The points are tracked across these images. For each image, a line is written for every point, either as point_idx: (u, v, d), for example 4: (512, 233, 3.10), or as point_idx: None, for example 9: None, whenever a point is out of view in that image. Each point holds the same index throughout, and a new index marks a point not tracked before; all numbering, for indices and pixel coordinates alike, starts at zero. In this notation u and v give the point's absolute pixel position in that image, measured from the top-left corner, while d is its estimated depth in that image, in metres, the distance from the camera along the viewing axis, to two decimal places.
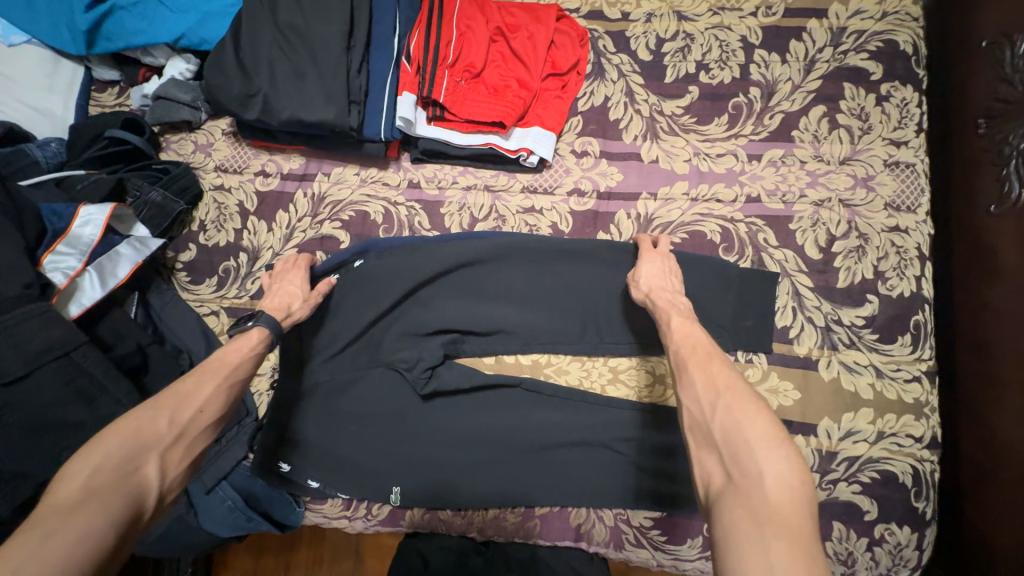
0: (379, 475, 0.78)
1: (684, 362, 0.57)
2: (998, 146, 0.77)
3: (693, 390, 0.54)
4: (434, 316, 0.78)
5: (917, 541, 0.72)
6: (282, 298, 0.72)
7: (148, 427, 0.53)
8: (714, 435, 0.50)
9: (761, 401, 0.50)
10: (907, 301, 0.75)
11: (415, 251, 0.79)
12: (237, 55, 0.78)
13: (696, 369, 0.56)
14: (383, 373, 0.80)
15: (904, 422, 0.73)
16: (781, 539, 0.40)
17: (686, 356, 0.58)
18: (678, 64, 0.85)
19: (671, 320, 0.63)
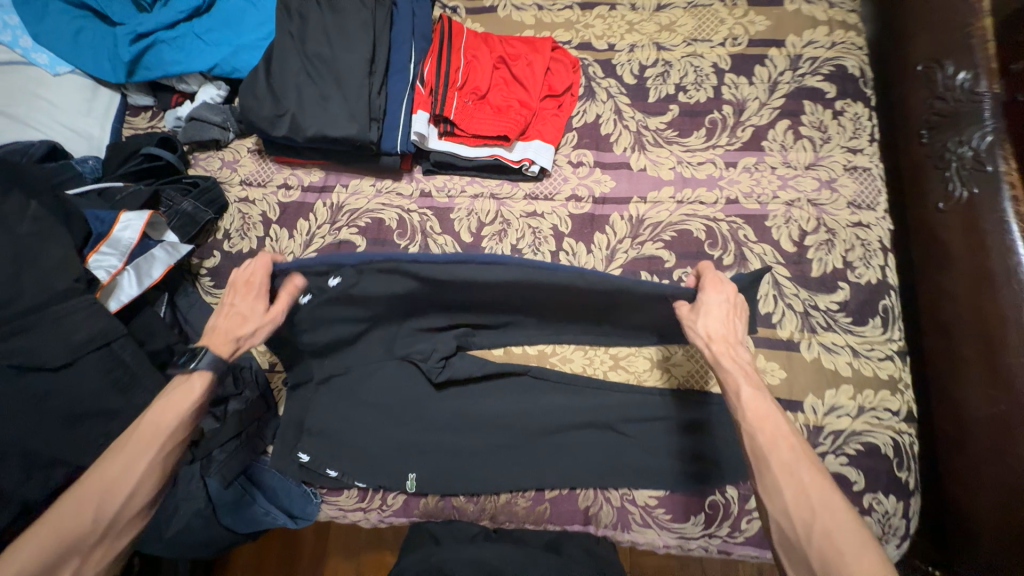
0: (394, 466, 0.81)
1: (767, 462, 0.58)
2: (941, 152, 0.88)
3: (781, 490, 0.57)
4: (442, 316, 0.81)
5: (903, 510, 0.77)
6: (226, 324, 0.67)
7: (75, 517, 0.54)
8: (811, 554, 0.53)
9: (857, 520, 0.53)
10: (875, 287, 0.84)
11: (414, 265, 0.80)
12: (268, 80, 0.87)
13: (782, 475, 0.57)
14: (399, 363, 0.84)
15: (881, 397, 0.80)
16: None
17: (766, 450, 0.59)
18: (659, 86, 0.96)
19: (741, 392, 0.63)
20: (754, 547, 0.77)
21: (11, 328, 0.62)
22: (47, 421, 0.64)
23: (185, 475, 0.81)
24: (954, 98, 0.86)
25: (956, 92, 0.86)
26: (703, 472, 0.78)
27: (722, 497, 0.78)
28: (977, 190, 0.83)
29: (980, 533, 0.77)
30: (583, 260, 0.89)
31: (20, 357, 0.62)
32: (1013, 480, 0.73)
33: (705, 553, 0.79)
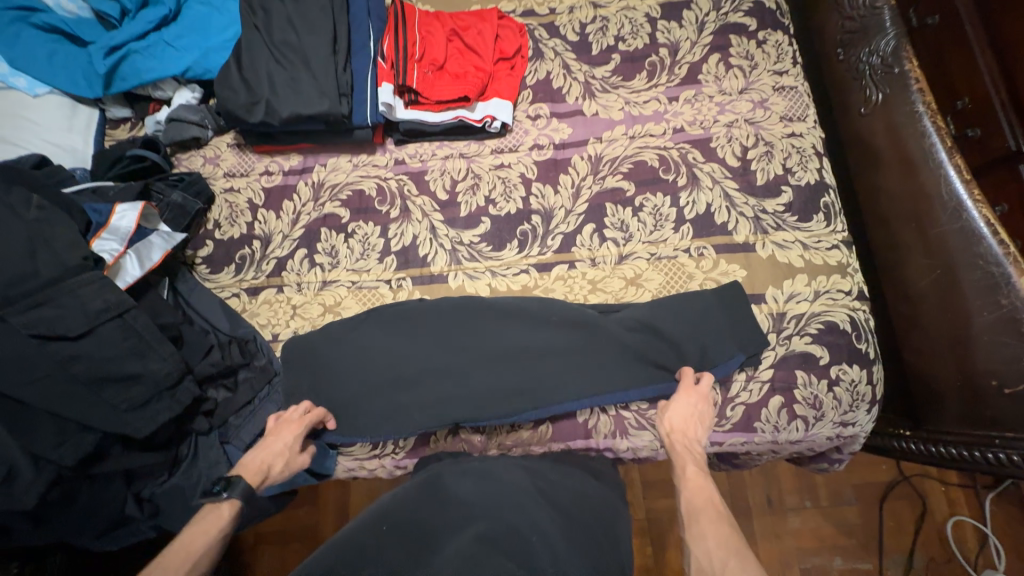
0: (399, 414, 0.85)
1: (698, 515, 0.66)
2: (856, 65, 0.99)
3: (701, 547, 0.62)
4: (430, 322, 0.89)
5: (867, 377, 0.85)
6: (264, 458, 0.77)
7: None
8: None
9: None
10: (814, 187, 0.93)
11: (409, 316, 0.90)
12: (240, 72, 0.94)
13: (709, 527, 0.64)
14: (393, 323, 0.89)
15: (833, 280, 0.88)
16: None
17: (696, 511, 0.66)
18: (600, 39, 1.05)
19: (686, 464, 0.72)
20: (740, 433, 0.85)
21: (30, 302, 0.66)
22: (73, 388, 0.69)
23: (205, 444, 0.86)
24: (859, 14, 0.99)
25: (860, 10, 0.99)
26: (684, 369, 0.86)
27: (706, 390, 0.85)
28: (889, 91, 0.94)
29: (940, 387, 0.86)
30: (552, 201, 0.97)
31: (41, 327, 0.67)
32: (958, 331, 0.82)
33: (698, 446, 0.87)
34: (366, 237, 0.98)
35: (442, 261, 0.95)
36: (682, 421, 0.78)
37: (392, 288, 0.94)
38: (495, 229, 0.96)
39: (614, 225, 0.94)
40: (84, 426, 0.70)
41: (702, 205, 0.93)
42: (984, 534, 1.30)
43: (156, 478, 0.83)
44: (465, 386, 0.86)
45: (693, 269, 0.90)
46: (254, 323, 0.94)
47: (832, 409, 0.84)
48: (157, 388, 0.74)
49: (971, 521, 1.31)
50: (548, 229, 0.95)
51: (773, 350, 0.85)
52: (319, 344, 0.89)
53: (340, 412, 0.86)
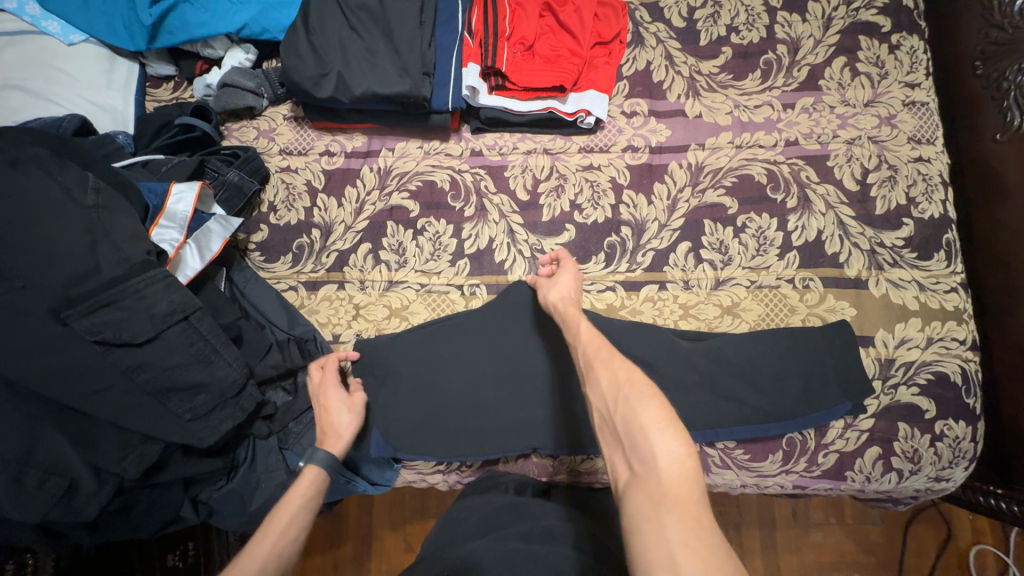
0: (474, 440, 0.80)
1: (592, 361, 0.60)
2: (997, 83, 0.89)
3: (604, 377, 0.57)
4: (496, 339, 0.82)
5: (972, 434, 0.79)
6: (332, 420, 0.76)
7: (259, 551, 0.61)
8: (618, 429, 0.52)
9: (654, 388, 0.53)
10: (937, 221, 0.84)
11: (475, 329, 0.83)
12: (308, 37, 0.83)
13: (600, 366, 0.58)
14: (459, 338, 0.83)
15: (948, 327, 0.81)
16: (674, 515, 0.45)
17: (592, 356, 0.60)
18: (710, 28, 0.93)
19: (578, 320, 0.67)
20: (828, 480, 0.81)
21: (94, 304, 0.60)
22: (138, 396, 0.64)
23: (265, 449, 0.81)
24: (1012, 24, 0.87)
25: (1015, 19, 0.87)
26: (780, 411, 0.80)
27: (799, 435, 0.80)
28: None
29: None
30: (645, 212, 0.88)
31: (106, 333, 0.61)
32: None
33: (780, 488, 0.83)
34: (437, 235, 0.89)
35: (520, 270, 0.87)
36: (560, 299, 0.73)
37: (464, 295, 0.87)
38: (581, 240, 0.88)
39: (711, 246, 0.86)
40: (150, 436, 0.65)
41: (813, 231, 0.84)
42: (1007, 566, 1.24)
43: (214, 482, 0.78)
44: (541, 412, 0.80)
45: (797, 302, 0.83)
46: (314, 321, 0.87)
47: (930, 464, 0.79)
48: (223, 397, 0.69)
49: (994, 550, 1.26)
50: (639, 243, 0.87)
51: (876, 398, 0.79)
52: (387, 353, 0.82)
53: (408, 431, 0.80)
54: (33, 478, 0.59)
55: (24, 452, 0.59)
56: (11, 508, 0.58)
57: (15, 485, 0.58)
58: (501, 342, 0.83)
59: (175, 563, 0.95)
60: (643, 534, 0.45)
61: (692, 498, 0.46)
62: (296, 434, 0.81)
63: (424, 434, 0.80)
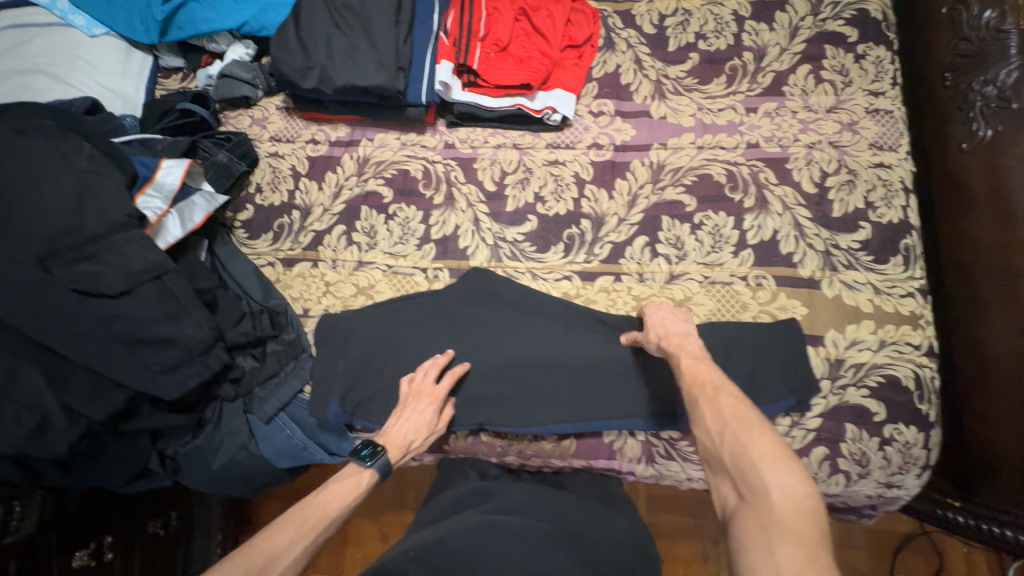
0: (425, 413, 0.83)
1: (693, 393, 0.65)
2: (964, 94, 0.89)
3: (708, 409, 0.62)
4: (453, 319, 0.86)
5: (923, 441, 0.78)
6: (407, 433, 0.76)
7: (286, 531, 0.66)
8: (726, 459, 0.58)
9: (766, 426, 0.58)
10: (896, 226, 0.85)
11: (434, 309, 0.87)
12: (298, 33, 0.90)
13: (701, 398, 0.63)
14: (419, 315, 0.87)
15: (902, 332, 0.81)
16: (788, 544, 0.49)
17: (694, 390, 0.65)
18: (679, 35, 0.97)
19: (674, 347, 0.71)
20: None
21: (76, 258, 0.68)
22: (109, 345, 0.70)
23: (228, 412, 0.86)
24: (978, 37, 0.88)
25: (982, 31, 0.88)
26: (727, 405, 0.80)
27: None
28: (1001, 128, 0.84)
29: (999, 461, 0.79)
30: (605, 206, 0.91)
31: (86, 284, 0.68)
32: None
33: None
34: (407, 221, 0.94)
35: (482, 256, 0.91)
36: (659, 326, 0.75)
37: (428, 277, 0.91)
38: (541, 230, 0.91)
39: (668, 241, 0.88)
40: (117, 384, 0.71)
41: (768, 231, 0.86)
42: None
43: (179, 438, 0.83)
44: (491, 390, 0.83)
45: (749, 299, 0.84)
46: (287, 296, 0.92)
47: (880, 469, 0.78)
48: (191, 353, 0.74)
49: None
50: (597, 236, 0.90)
51: (824, 398, 0.79)
52: (347, 326, 0.86)
53: (365, 400, 0.83)
54: (9, 411, 0.65)
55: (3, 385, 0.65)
56: None
57: None
58: (458, 321, 0.86)
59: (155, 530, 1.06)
60: (752, 555, 0.50)
61: (807, 532, 0.50)
62: (260, 398, 0.86)
63: (380, 403, 0.83)
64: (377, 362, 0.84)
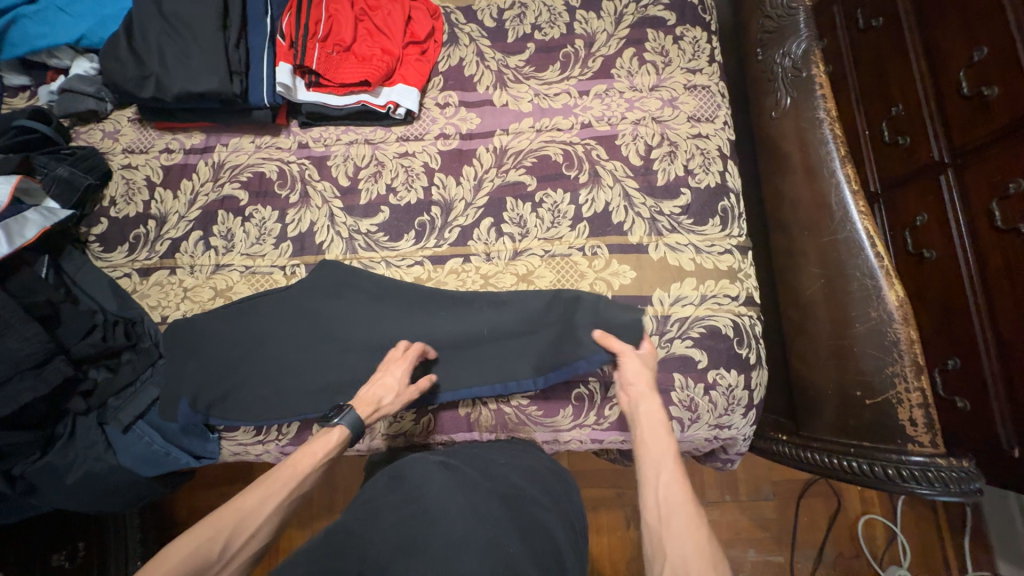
0: (281, 406, 0.85)
1: (673, 517, 0.62)
2: (770, 67, 0.98)
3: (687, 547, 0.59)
4: (305, 311, 0.89)
5: (744, 382, 0.86)
6: (377, 391, 0.78)
7: (250, 494, 0.66)
8: None
9: None
10: (714, 190, 0.92)
11: (285, 303, 0.89)
12: (129, 44, 0.91)
13: (686, 527, 0.61)
14: (271, 310, 0.89)
15: (722, 285, 0.88)
16: None
17: (676, 513, 0.63)
18: (516, 27, 1.03)
19: (658, 431, 0.72)
20: (618, 431, 0.87)
21: None
22: None
23: (82, 426, 0.85)
24: (777, 14, 0.97)
25: (779, 9, 0.97)
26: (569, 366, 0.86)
27: (586, 389, 0.86)
28: (796, 94, 0.93)
29: (819, 396, 0.87)
30: (453, 192, 0.95)
31: None
32: (835, 340, 0.84)
33: (581, 443, 0.88)
34: (263, 221, 0.96)
35: (338, 249, 0.94)
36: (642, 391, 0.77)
37: (286, 274, 0.93)
38: (393, 220, 0.95)
39: (512, 220, 0.93)
40: None
41: (601, 204, 0.92)
42: (893, 532, 1.39)
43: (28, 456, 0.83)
44: (345, 376, 0.85)
45: (586, 268, 0.90)
46: (144, 305, 0.92)
47: (708, 412, 0.85)
48: (19, 367, 0.76)
49: (881, 519, 1.40)
50: (446, 221, 0.94)
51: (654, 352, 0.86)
52: (198, 328, 0.88)
53: (219, 399, 0.85)
54: None
55: None
56: None
57: None
58: (310, 312, 0.89)
59: (61, 563, 1.08)
60: None
61: None
62: (115, 408, 0.86)
63: (237, 399, 0.85)
64: (231, 360, 0.87)
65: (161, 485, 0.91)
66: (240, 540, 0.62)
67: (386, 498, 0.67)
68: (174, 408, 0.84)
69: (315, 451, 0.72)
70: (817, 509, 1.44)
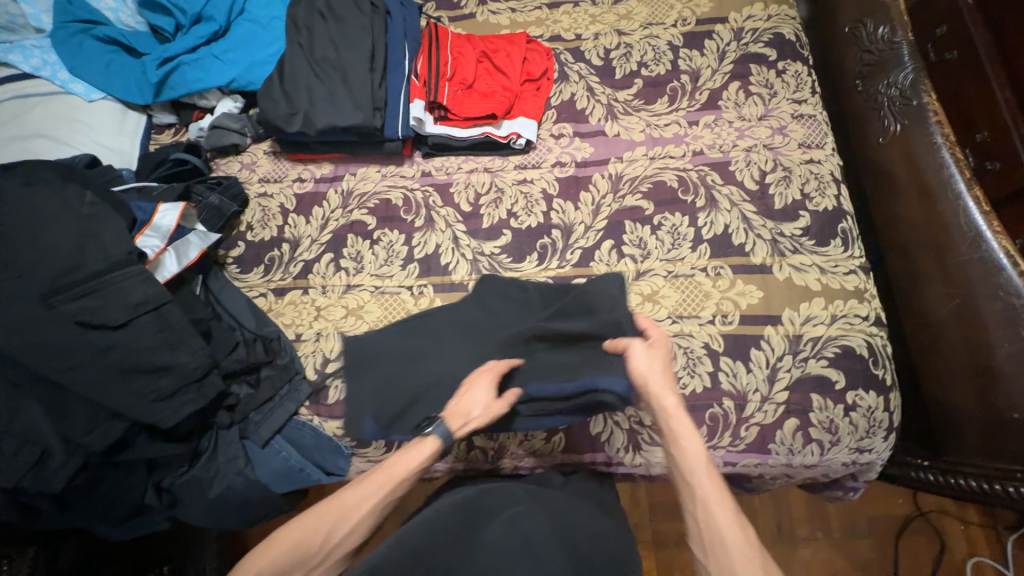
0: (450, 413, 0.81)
1: (721, 535, 0.58)
2: (875, 96, 1.02)
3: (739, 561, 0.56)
4: (465, 325, 0.90)
5: (884, 404, 0.84)
6: (466, 404, 0.74)
7: (304, 548, 0.62)
8: None
9: None
10: (832, 212, 0.94)
11: (451, 316, 0.91)
12: (282, 85, 1.00)
13: (732, 543, 0.57)
14: (438, 324, 0.90)
15: (850, 305, 0.88)
16: None
17: (716, 529, 0.58)
18: (624, 64, 1.10)
19: (700, 469, 0.62)
20: (754, 454, 0.85)
21: (76, 291, 0.72)
22: (105, 373, 0.73)
23: (224, 439, 0.88)
24: (877, 48, 1.03)
25: (879, 44, 1.02)
26: (701, 385, 0.86)
27: (720, 409, 0.85)
28: (907, 122, 0.96)
29: (962, 418, 0.86)
30: (572, 216, 0.99)
31: (86, 315, 0.72)
32: (980, 361, 0.82)
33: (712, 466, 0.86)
34: (390, 244, 1.01)
35: (463, 270, 0.98)
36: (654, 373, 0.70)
37: (414, 294, 0.97)
38: (516, 242, 0.99)
39: (632, 243, 0.96)
40: (116, 414, 0.74)
41: (721, 225, 0.95)
42: None
43: (175, 469, 0.85)
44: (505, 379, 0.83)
45: (710, 288, 0.91)
46: (280, 323, 0.96)
47: (849, 434, 0.84)
48: (186, 381, 0.78)
49: (992, 563, 1.30)
50: (568, 243, 0.97)
51: (789, 372, 0.85)
52: (371, 345, 0.89)
53: (398, 415, 0.83)
54: (11, 445, 0.69)
55: (7, 422, 0.69)
56: None
57: None
58: (471, 322, 0.90)
59: None
60: None
61: None
62: (255, 422, 0.89)
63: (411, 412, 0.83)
64: (400, 374, 0.85)
65: (285, 502, 0.92)
66: (334, 542, 0.63)
67: (442, 533, 0.64)
68: (359, 427, 0.84)
69: (374, 486, 0.65)
70: (920, 551, 1.34)
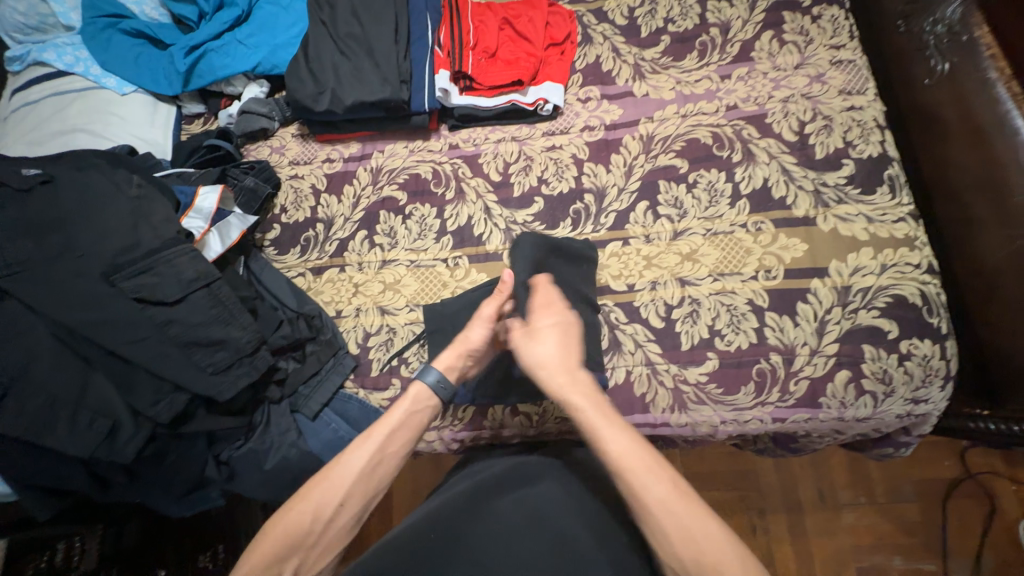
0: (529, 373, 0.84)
1: (646, 498, 0.60)
2: (919, 36, 0.97)
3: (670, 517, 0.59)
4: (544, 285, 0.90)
5: (941, 352, 0.82)
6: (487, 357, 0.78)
7: (299, 527, 0.63)
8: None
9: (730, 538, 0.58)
10: (877, 159, 0.91)
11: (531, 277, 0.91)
12: (308, 64, 1.01)
13: (660, 503, 0.60)
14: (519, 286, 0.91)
15: (900, 254, 0.85)
16: None
17: (643, 492, 0.60)
18: (649, 22, 1.07)
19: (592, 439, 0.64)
20: (805, 409, 0.83)
21: (136, 269, 0.76)
22: (167, 347, 0.76)
23: (276, 413, 0.91)
24: None
25: None
26: (746, 341, 0.85)
27: (768, 365, 0.84)
28: (956, 60, 0.91)
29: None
30: (604, 179, 0.98)
31: (144, 292, 0.75)
32: None
33: (762, 424, 0.84)
34: (423, 218, 1.01)
35: (496, 240, 0.97)
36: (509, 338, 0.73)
37: (449, 266, 0.97)
38: (548, 209, 0.98)
39: (667, 203, 0.94)
40: (178, 386, 0.77)
41: (759, 179, 0.92)
42: None
43: (233, 442, 0.88)
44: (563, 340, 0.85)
45: (752, 243, 0.89)
46: (320, 301, 0.98)
47: (904, 384, 0.81)
48: (239, 354, 0.80)
49: None
50: (601, 207, 0.96)
51: (838, 324, 0.83)
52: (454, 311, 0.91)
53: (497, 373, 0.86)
54: (84, 417, 0.72)
55: (80, 395, 0.73)
56: (65, 444, 0.70)
57: (71, 422, 0.71)
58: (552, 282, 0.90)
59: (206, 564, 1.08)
60: None
61: None
62: (305, 396, 0.92)
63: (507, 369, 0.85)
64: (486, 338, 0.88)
65: None
66: (335, 516, 0.65)
67: (445, 523, 0.65)
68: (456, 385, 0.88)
69: (352, 460, 0.67)
70: (968, 514, 1.31)
